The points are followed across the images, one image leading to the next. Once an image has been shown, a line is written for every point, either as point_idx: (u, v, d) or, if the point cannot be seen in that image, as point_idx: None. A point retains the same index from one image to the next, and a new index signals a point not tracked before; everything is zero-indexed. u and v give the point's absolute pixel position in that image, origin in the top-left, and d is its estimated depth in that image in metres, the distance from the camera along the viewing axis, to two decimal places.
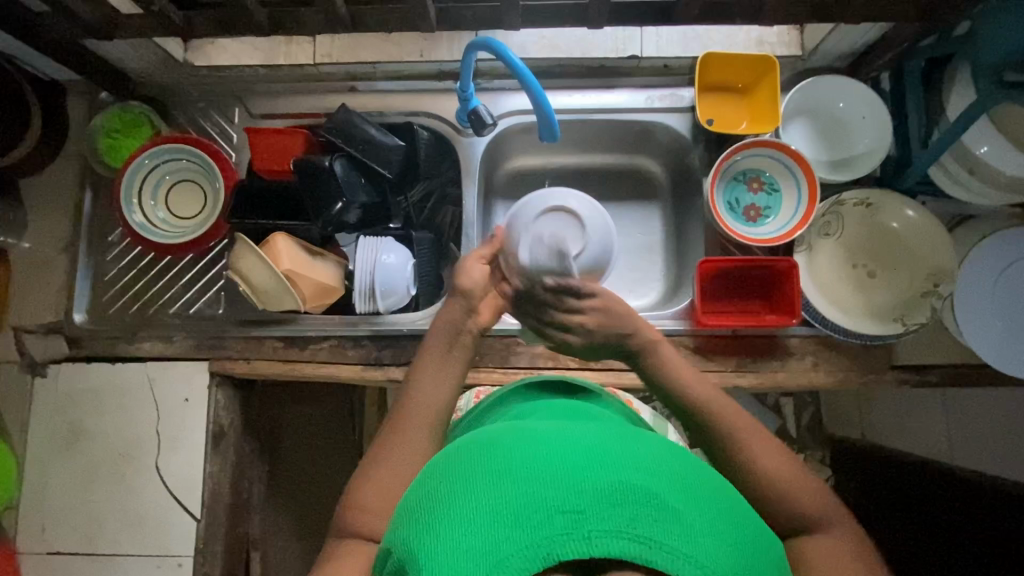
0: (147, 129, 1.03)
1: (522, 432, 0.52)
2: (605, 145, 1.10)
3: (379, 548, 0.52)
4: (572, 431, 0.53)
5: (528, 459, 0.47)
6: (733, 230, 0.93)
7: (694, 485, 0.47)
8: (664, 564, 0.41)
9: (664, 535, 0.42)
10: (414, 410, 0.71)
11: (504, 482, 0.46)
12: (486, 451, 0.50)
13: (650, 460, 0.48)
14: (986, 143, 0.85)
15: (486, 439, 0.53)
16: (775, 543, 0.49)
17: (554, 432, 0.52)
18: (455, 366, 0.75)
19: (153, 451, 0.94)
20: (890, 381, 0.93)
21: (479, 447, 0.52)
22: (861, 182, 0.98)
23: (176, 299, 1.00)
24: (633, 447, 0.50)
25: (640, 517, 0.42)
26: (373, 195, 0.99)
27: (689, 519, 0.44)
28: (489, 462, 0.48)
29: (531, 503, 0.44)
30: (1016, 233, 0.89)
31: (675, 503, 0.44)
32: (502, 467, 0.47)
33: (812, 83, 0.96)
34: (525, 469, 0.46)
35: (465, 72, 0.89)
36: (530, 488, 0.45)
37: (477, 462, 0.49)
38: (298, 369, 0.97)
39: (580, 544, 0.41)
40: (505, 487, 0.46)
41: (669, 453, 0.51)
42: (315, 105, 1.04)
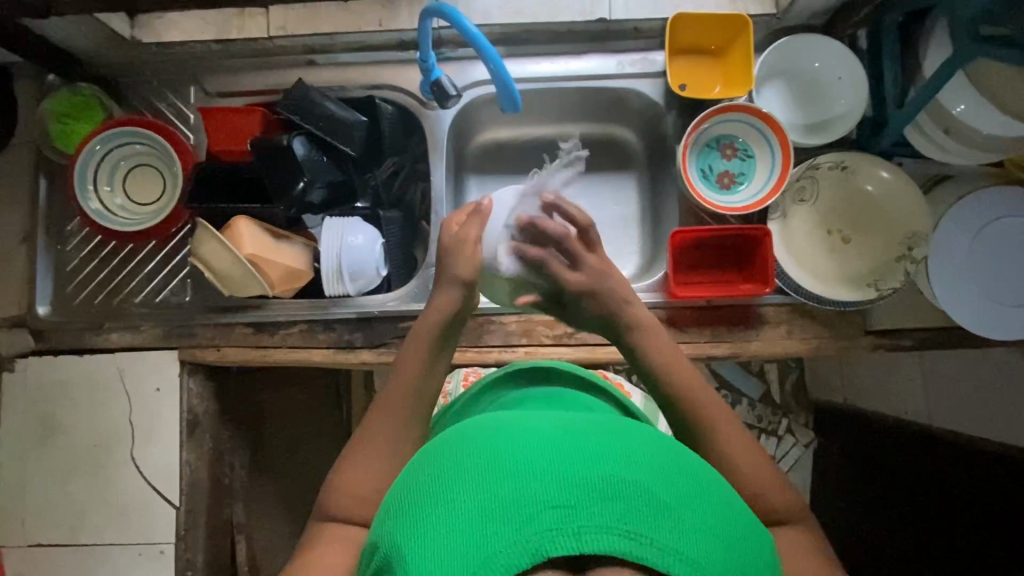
0: (99, 112, 0.99)
1: (510, 424, 0.52)
2: (577, 113, 1.07)
3: (366, 540, 0.52)
4: (562, 421, 0.53)
5: (516, 452, 0.47)
6: (704, 198, 0.92)
7: (684, 478, 0.48)
8: (654, 560, 0.41)
9: (654, 531, 0.42)
10: (396, 398, 0.70)
11: (492, 475, 0.46)
12: (475, 443, 0.50)
13: (640, 453, 0.48)
14: (963, 101, 0.82)
15: (474, 431, 0.53)
16: (764, 537, 0.50)
17: (544, 423, 0.52)
18: (442, 357, 0.73)
19: (127, 441, 0.93)
20: (865, 346, 0.92)
21: (467, 438, 0.52)
22: (838, 145, 0.96)
23: (141, 287, 0.98)
24: (623, 439, 0.50)
25: (631, 512, 0.43)
26: (338, 173, 0.96)
27: (679, 515, 0.44)
28: (477, 454, 0.48)
29: (520, 497, 0.44)
30: (991, 192, 0.88)
31: (664, 496, 0.45)
32: (489, 459, 0.47)
33: (786, 43, 0.93)
34: (514, 462, 0.46)
35: (424, 41, 0.85)
36: (518, 482, 0.45)
37: (465, 454, 0.49)
38: (269, 355, 0.95)
39: (571, 540, 0.42)
40: (493, 480, 0.46)
41: (659, 444, 0.51)
42: (273, 81, 1.00)
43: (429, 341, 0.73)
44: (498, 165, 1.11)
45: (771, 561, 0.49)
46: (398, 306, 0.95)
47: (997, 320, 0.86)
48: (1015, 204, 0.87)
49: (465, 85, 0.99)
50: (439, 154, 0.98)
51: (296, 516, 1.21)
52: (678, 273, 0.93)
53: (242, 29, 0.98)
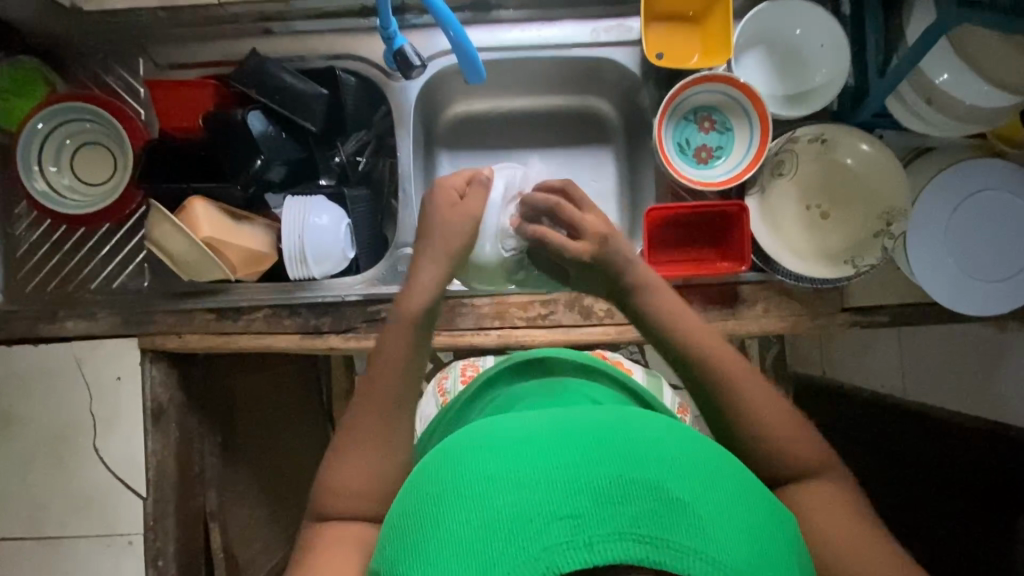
0: (42, 88, 0.92)
1: (509, 429, 0.51)
2: (552, 85, 1.02)
3: (372, 563, 0.51)
4: (562, 420, 0.52)
5: (518, 461, 0.47)
6: (680, 172, 0.89)
7: (693, 468, 0.48)
8: (672, 562, 0.41)
9: (669, 531, 0.42)
10: (378, 389, 0.68)
11: (495, 488, 0.45)
12: (475, 451, 0.49)
13: (645, 447, 0.48)
14: (947, 70, 0.79)
15: (473, 437, 0.52)
16: (786, 518, 0.50)
17: (543, 425, 0.51)
18: (422, 340, 0.72)
19: (89, 432, 0.90)
20: (842, 323, 0.91)
21: (467, 445, 0.51)
22: (819, 117, 0.93)
23: (97, 273, 0.94)
24: (625, 433, 0.49)
25: (641, 515, 0.43)
26: (298, 149, 0.92)
27: (694, 510, 0.44)
28: (477, 466, 0.47)
29: (527, 511, 0.43)
30: (971, 164, 0.86)
31: (675, 491, 0.45)
32: (491, 470, 0.47)
33: (767, 8, 0.89)
34: (516, 472, 0.46)
35: (382, 7, 0.79)
36: (523, 494, 0.44)
37: (465, 465, 0.48)
38: (233, 342, 0.92)
39: (583, 551, 0.41)
40: (498, 493, 0.45)
41: (665, 434, 0.51)
42: (227, 51, 0.94)
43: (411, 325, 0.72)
44: (471, 139, 1.06)
45: (794, 540, 0.49)
46: (366, 289, 0.92)
47: (973, 295, 0.85)
48: (996, 177, 0.86)
49: (431, 55, 0.94)
50: (404, 129, 0.94)
51: (274, 500, 1.20)
52: (653, 251, 0.90)
53: None
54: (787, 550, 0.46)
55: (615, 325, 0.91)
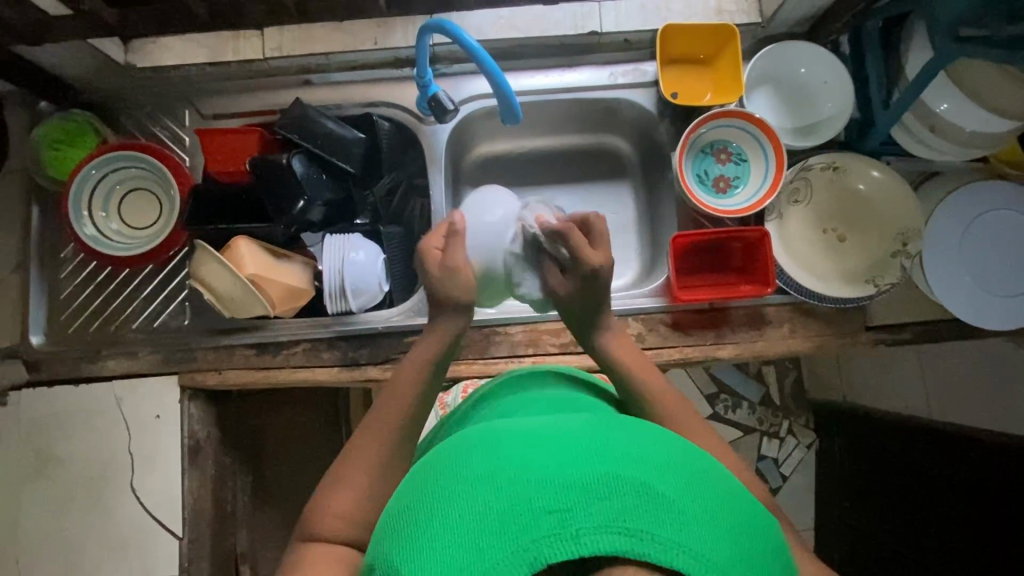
0: (92, 138, 0.96)
1: (505, 435, 0.52)
2: (573, 125, 1.08)
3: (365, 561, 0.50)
4: (560, 427, 0.53)
5: (512, 461, 0.47)
6: (705, 203, 0.93)
7: (682, 472, 0.47)
8: (657, 555, 0.40)
9: (655, 526, 0.41)
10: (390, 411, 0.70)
11: (490, 484, 0.46)
12: (473, 454, 0.50)
13: (636, 452, 0.48)
14: (946, 100, 0.85)
15: (472, 442, 0.53)
16: (777, 532, 0.49)
17: (541, 431, 0.52)
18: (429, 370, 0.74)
19: (127, 471, 0.90)
20: (866, 342, 0.94)
21: (464, 449, 0.52)
22: (827, 147, 0.98)
23: (138, 313, 0.96)
24: (620, 440, 0.50)
25: (630, 509, 0.42)
26: (337, 191, 0.97)
27: (682, 508, 0.43)
28: (474, 465, 0.48)
29: (516, 505, 0.43)
30: (977, 186, 0.91)
31: (662, 489, 0.44)
32: (487, 468, 0.47)
33: (775, 49, 0.96)
34: (510, 470, 0.46)
35: (420, 58, 0.85)
36: (513, 489, 0.44)
37: (463, 466, 0.49)
38: (272, 377, 0.94)
39: (570, 543, 0.41)
40: (491, 489, 0.45)
41: (656, 443, 0.51)
42: (269, 102, 1.00)
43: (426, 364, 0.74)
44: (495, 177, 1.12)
45: (781, 550, 0.47)
46: (402, 321, 0.94)
47: (990, 310, 0.88)
48: (1000, 198, 0.91)
49: (462, 100, 1.00)
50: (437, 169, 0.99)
51: None
52: (679, 276, 0.94)
53: (237, 51, 0.97)
54: (773, 557, 0.45)
55: (647, 350, 0.93)
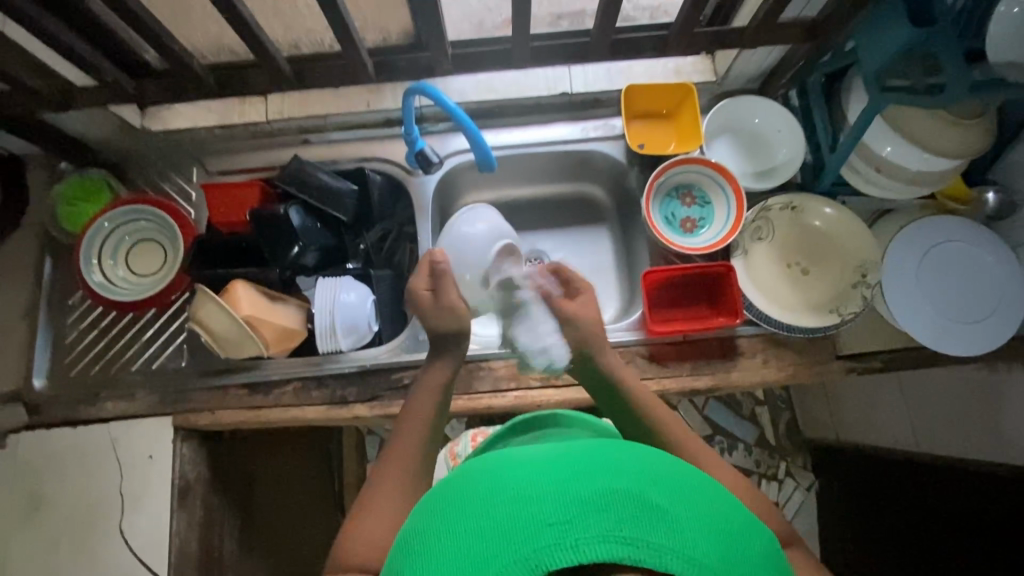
0: (107, 194, 1.05)
1: (509, 459, 0.52)
2: (550, 175, 1.17)
3: None
4: (557, 450, 0.53)
5: (515, 480, 0.47)
6: (671, 240, 0.99)
7: (675, 485, 0.47)
8: (654, 561, 0.40)
9: (651, 533, 0.41)
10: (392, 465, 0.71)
11: (494, 504, 0.45)
12: (478, 478, 0.50)
13: (634, 468, 0.48)
14: (889, 143, 0.92)
15: (477, 468, 0.52)
16: (772, 539, 0.49)
17: (539, 455, 0.51)
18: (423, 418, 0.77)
19: (116, 512, 0.92)
20: (837, 371, 0.97)
21: (470, 474, 0.52)
22: (785, 188, 1.06)
23: (138, 356, 1.00)
24: (616, 456, 0.50)
25: (626, 518, 0.42)
26: (329, 237, 1.03)
27: (676, 516, 0.43)
28: (478, 488, 0.48)
29: (519, 522, 0.43)
30: (930, 220, 0.97)
31: (658, 501, 0.44)
32: (491, 490, 0.47)
33: (729, 103, 1.05)
34: (514, 489, 0.46)
35: (407, 118, 0.95)
36: (516, 506, 0.44)
37: (468, 489, 0.49)
38: (264, 415, 0.97)
39: (569, 553, 0.40)
40: (495, 509, 0.45)
41: (654, 460, 0.51)
42: (270, 159, 1.09)
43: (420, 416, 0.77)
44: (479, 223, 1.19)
45: (778, 557, 0.47)
46: (389, 359, 0.98)
47: (955, 336, 0.92)
48: (958, 230, 0.96)
49: (447, 154, 1.09)
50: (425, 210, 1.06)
51: None
52: (652, 311, 0.98)
53: (243, 114, 1.08)
54: (770, 570, 0.44)
55: None
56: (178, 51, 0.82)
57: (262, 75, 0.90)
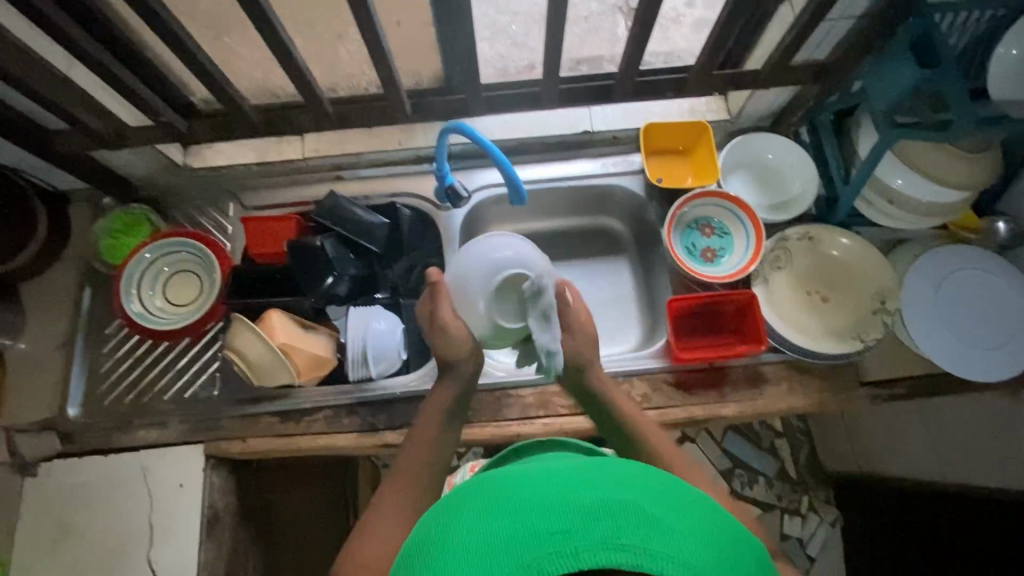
0: (147, 228, 1.08)
1: (505, 472, 0.52)
2: (571, 208, 1.21)
3: None
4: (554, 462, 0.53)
5: (512, 492, 0.47)
6: (693, 270, 1.02)
7: (667, 492, 0.48)
8: (650, 567, 0.41)
9: (647, 539, 0.42)
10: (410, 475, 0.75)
11: (495, 515, 0.46)
12: (475, 490, 0.50)
13: (626, 477, 0.49)
14: (900, 176, 0.96)
15: (472, 481, 0.52)
16: (756, 544, 0.51)
17: (535, 467, 0.52)
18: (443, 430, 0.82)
19: (145, 542, 0.92)
20: (862, 397, 0.99)
21: (466, 488, 0.51)
22: (801, 220, 1.10)
23: (171, 385, 1.02)
24: (610, 465, 0.51)
25: (623, 526, 0.43)
26: (362, 268, 1.06)
27: (670, 522, 0.44)
28: (478, 499, 0.48)
29: (519, 533, 0.43)
30: (947, 249, 1.00)
31: (652, 509, 0.45)
32: (490, 502, 0.47)
33: (744, 140, 1.10)
34: (512, 500, 0.46)
35: (440, 155, 1.00)
36: (515, 518, 0.45)
37: (467, 501, 0.49)
38: (295, 444, 0.98)
39: (570, 560, 0.41)
40: (494, 520, 0.45)
41: (644, 469, 0.51)
42: (303, 194, 1.13)
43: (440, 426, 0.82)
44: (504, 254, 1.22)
45: (762, 558, 0.49)
46: (419, 386, 1.00)
47: (977, 362, 0.93)
48: (971, 258, 0.99)
49: (474, 188, 1.14)
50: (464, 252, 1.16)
51: None
52: (678, 339, 1.00)
53: (280, 152, 1.14)
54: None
55: (654, 409, 0.98)
56: (231, 93, 0.88)
57: (305, 115, 0.95)
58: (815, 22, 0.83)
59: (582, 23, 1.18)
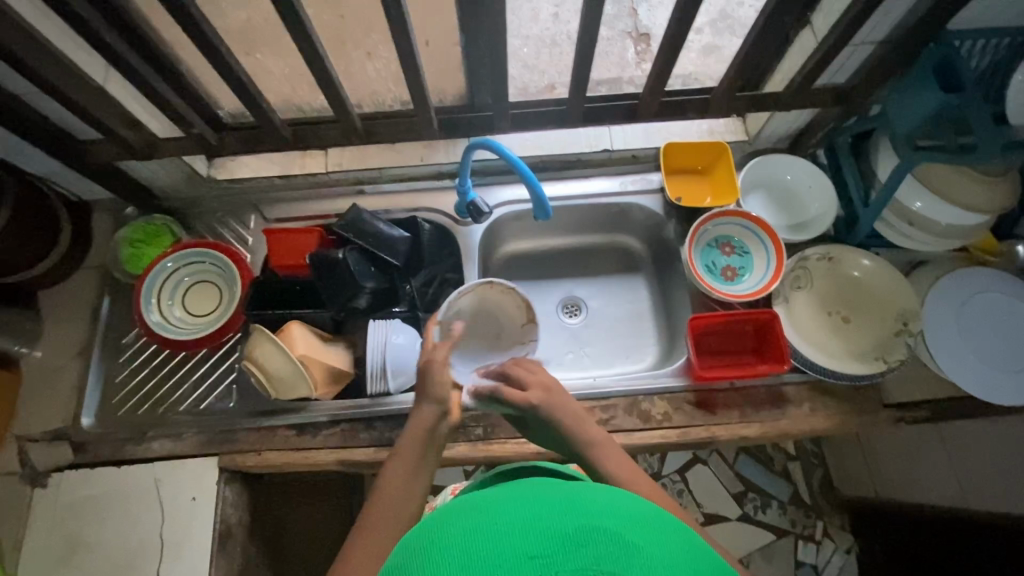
0: (168, 238, 1.08)
1: (490, 496, 0.51)
2: (589, 226, 1.22)
3: None
4: (539, 487, 0.52)
5: (493, 516, 0.46)
6: (715, 288, 1.02)
7: (648, 522, 0.47)
8: None
9: (628, 569, 0.41)
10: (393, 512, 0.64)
11: (478, 535, 0.44)
12: (462, 510, 0.49)
13: (609, 507, 0.48)
14: (919, 199, 0.97)
15: (458, 502, 0.52)
16: None
17: (520, 492, 0.51)
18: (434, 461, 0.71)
19: (155, 556, 0.90)
20: (885, 420, 0.97)
21: (451, 508, 0.51)
22: (820, 241, 1.10)
23: (187, 396, 1.01)
24: (591, 494, 0.50)
25: (603, 555, 0.42)
26: (382, 281, 1.05)
27: (650, 552, 0.43)
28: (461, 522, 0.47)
29: (497, 553, 0.42)
30: (966, 271, 1.00)
31: (634, 538, 0.44)
32: (474, 521, 0.46)
33: (763, 160, 1.11)
34: (494, 524, 0.45)
35: (463, 171, 1.01)
36: (497, 539, 0.44)
37: (449, 523, 0.48)
38: (310, 458, 0.97)
39: None
40: (476, 539, 0.44)
41: (628, 501, 0.50)
42: (325, 208, 1.14)
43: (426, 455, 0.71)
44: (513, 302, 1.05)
45: None
46: None
47: (1002, 387, 0.93)
48: (991, 282, 0.99)
49: (495, 204, 1.15)
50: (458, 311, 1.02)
51: None
52: (699, 357, 0.99)
53: (304, 166, 1.15)
54: None
55: (675, 429, 0.97)
56: (263, 107, 0.89)
57: (332, 129, 0.97)
58: (840, 47, 0.84)
59: None
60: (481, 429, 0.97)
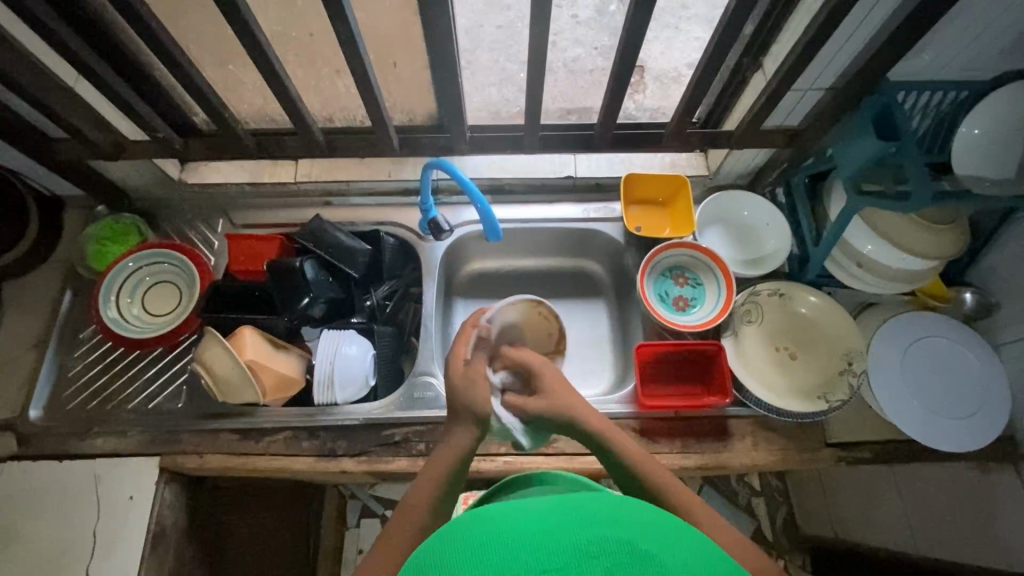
0: (135, 237, 1.10)
1: (490, 509, 0.51)
2: (553, 249, 1.23)
3: None
4: (544, 502, 0.52)
5: (502, 529, 0.46)
6: (665, 317, 1.03)
7: (659, 531, 0.48)
8: None
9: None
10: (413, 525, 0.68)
11: (486, 551, 0.44)
12: (466, 525, 0.49)
13: (617, 517, 0.48)
14: (870, 243, 0.99)
15: (460, 516, 0.51)
16: None
17: (526, 506, 0.51)
18: (452, 479, 0.74)
19: (87, 554, 0.90)
20: (826, 459, 0.98)
21: (455, 525, 0.50)
22: (774, 277, 1.12)
23: (137, 394, 1.02)
24: (598, 504, 0.50)
25: (617, 566, 0.42)
26: (339, 291, 1.07)
27: (664, 561, 0.44)
28: (472, 533, 0.47)
29: (512, 568, 0.42)
30: (913, 314, 1.02)
31: (644, 547, 0.45)
32: (481, 538, 0.46)
33: (720, 196, 1.13)
34: (506, 537, 0.45)
35: (425, 189, 1.04)
36: (508, 556, 0.43)
37: (457, 535, 0.47)
38: (251, 464, 0.97)
39: None
40: (486, 558, 0.44)
41: (633, 508, 0.51)
42: (292, 217, 1.16)
43: (444, 481, 0.73)
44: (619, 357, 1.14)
45: None
46: (382, 414, 1.00)
47: (942, 432, 0.93)
48: (937, 326, 1.01)
49: (458, 223, 1.16)
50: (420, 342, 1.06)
51: None
52: (645, 384, 1.01)
53: (273, 175, 1.18)
54: None
55: None
56: (226, 118, 0.93)
57: (297, 142, 1.00)
58: (784, 90, 0.88)
59: (586, 75, 1.23)
60: (423, 444, 0.98)
